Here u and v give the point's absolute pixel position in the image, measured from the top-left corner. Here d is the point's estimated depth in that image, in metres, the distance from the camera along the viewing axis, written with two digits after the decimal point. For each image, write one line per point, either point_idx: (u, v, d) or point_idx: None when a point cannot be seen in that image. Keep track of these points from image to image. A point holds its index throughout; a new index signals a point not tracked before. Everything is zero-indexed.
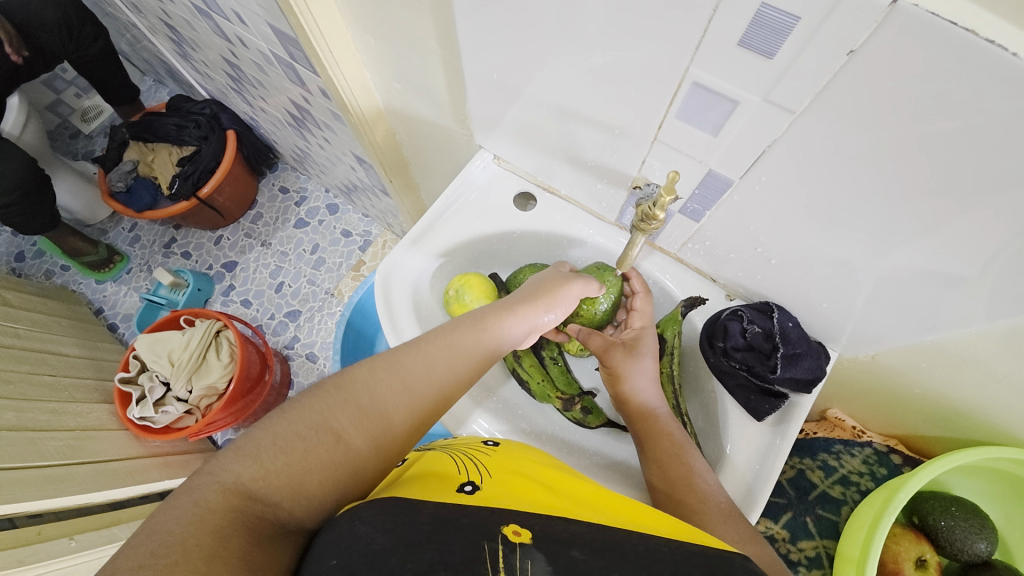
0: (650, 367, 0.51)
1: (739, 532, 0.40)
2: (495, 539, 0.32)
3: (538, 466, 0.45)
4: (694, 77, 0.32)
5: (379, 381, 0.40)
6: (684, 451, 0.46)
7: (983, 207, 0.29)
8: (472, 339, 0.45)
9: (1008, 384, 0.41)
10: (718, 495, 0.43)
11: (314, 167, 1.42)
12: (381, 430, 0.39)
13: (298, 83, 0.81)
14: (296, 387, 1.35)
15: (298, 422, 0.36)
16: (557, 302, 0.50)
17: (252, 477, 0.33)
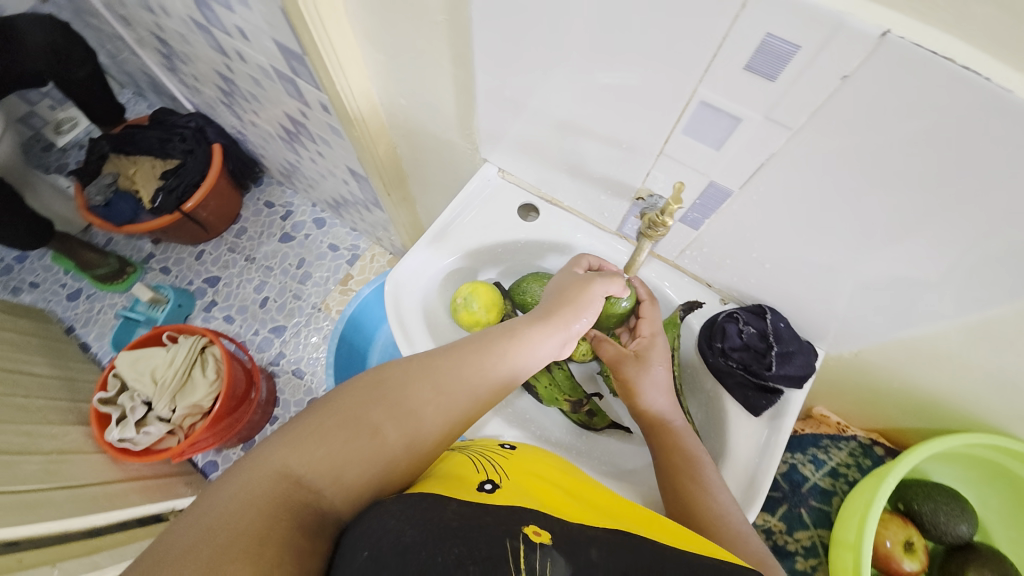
0: (665, 375, 0.52)
1: (751, 553, 0.42)
2: (518, 538, 0.33)
3: (554, 471, 0.46)
4: (701, 96, 0.35)
5: (414, 383, 0.43)
6: (699, 463, 0.47)
7: (957, 213, 0.33)
8: (502, 349, 0.47)
9: (977, 375, 0.45)
10: (730, 513, 0.44)
11: (302, 181, 1.42)
12: (414, 429, 0.41)
13: (296, 97, 0.82)
14: (281, 404, 1.32)
15: (339, 415, 0.39)
16: (587, 307, 0.51)
17: (296, 464, 0.36)
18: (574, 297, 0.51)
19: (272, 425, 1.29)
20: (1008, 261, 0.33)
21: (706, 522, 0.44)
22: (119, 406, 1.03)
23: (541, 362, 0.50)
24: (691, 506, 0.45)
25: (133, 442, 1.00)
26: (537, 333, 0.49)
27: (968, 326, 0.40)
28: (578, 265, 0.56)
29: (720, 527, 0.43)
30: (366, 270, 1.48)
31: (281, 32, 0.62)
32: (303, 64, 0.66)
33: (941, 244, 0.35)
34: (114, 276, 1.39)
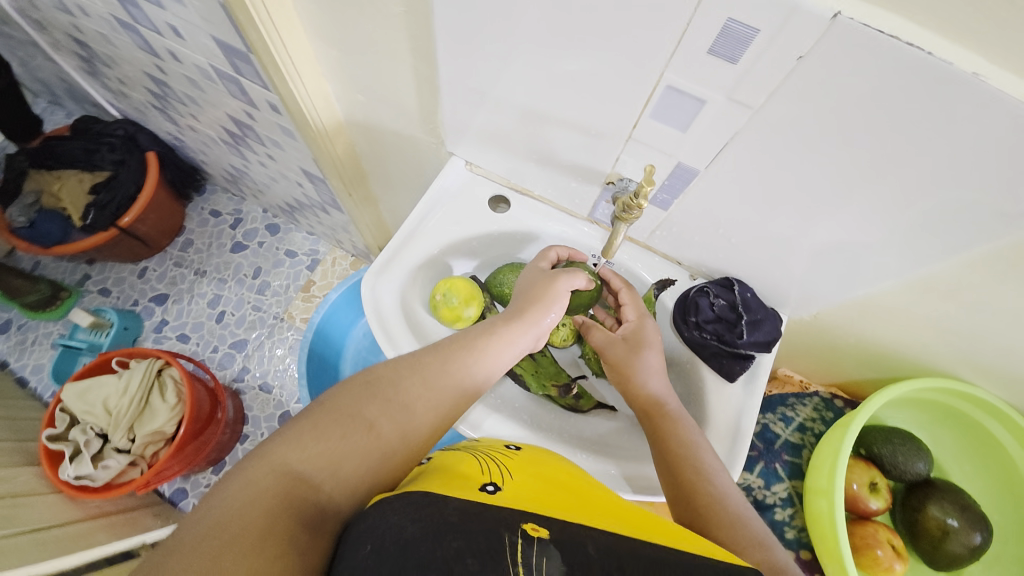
0: (656, 361, 0.53)
1: (749, 537, 0.42)
2: (514, 532, 0.34)
3: (558, 472, 0.47)
4: (668, 81, 0.36)
5: (404, 379, 0.46)
6: (696, 448, 0.47)
7: (902, 180, 0.35)
8: (484, 341, 0.50)
9: (923, 326, 0.49)
10: (728, 496, 0.44)
11: (251, 186, 1.35)
12: (406, 422, 0.44)
13: (241, 98, 0.78)
14: (251, 421, 1.26)
15: (335, 412, 0.42)
16: (554, 301, 0.53)
17: (297, 459, 0.38)
18: (540, 293, 0.53)
19: (242, 444, 1.24)
20: (948, 221, 0.37)
21: (704, 504, 0.44)
22: (72, 442, 0.96)
23: (519, 355, 0.53)
24: (690, 492, 0.45)
25: (92, 478, 0.93)
26: (513, 326, 0.52)
27: (914, 282, 0.44)
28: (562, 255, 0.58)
29: (717, 511, 0.43)
30: (329, 275, 1.43)
31: (223, 30, 0.58)
32: (250, 63, 0.62)
33: (888, 210, 0.38)
34: (46, 303, 1.27)
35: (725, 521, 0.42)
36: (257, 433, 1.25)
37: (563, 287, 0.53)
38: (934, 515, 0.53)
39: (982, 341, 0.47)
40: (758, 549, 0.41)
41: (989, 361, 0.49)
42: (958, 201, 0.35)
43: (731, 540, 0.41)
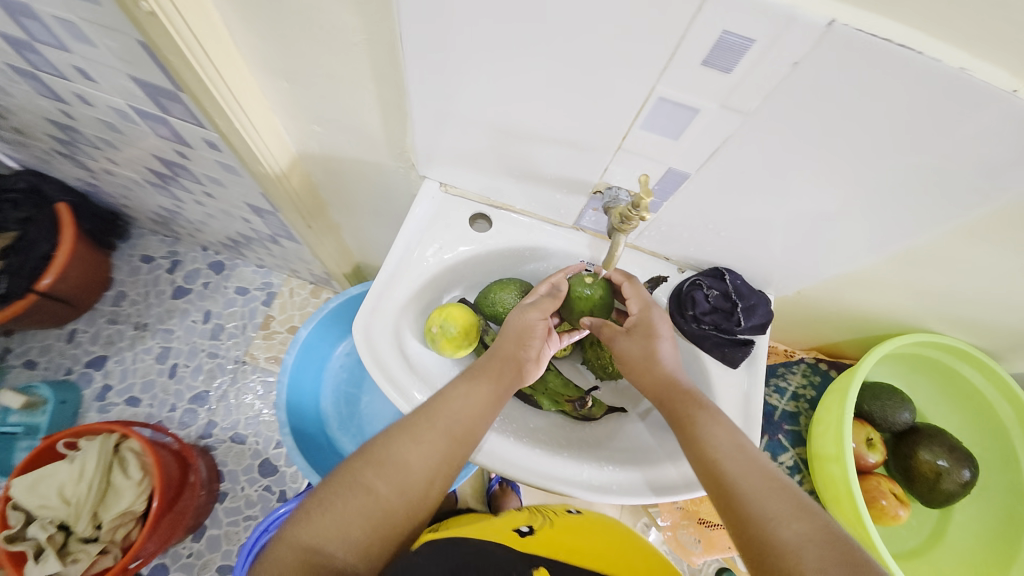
0: (671, 349, 0.51)
1: (790, 501, 0.38)
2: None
3: (609, 532, 0.53)
4: (660, 93, 0.36)
5: (394, 438, 0.47)
6: (709, 426, 0.44)
7: (887, 165, 0.37)
8: (465, 386, 0.51)
9: (898, 288, 0.53)
10: (755, 463, 0.41)
11: (185, 226, 1.24)
12: (401, 479, 0.45)
13: (171, 136, 0.70)
14: (228, 477, 1.17)
15: (336, 484, 0.45)
16: (528, 336, 0.54)
17: (311, 537, 0.41)
18: (513, 330, 0.54)
19: (222, 503, 1.15)
20: (927, 198, 0.39)
21: (730, 482, 0.40)
22: (32, 540, 0.85)
23: (509, 390, 0.53)
24: (712, 474, 0.41)
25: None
26: (492, 365, 0.53)
27: (893, 253, 0.47)
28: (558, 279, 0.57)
29: (742, 488, 0.39)
30: (288, 307, 1.33)
31: (145, 70, 0.52)
32: (181, 102, 0.56)
33: (873, 193, 0.40)
34: None
35: (753, 495, 0.39)
36: (236, 489, 1.16)
37: (534, 326, 0.54)
38: (926, 459, 0.58)
39: (951, 295, 0.51)
40: (793, 519, 0.37)
41: (957, 312, 0.54)
42: (938, 180, 0.37)
43: (765, 516, 0.37)
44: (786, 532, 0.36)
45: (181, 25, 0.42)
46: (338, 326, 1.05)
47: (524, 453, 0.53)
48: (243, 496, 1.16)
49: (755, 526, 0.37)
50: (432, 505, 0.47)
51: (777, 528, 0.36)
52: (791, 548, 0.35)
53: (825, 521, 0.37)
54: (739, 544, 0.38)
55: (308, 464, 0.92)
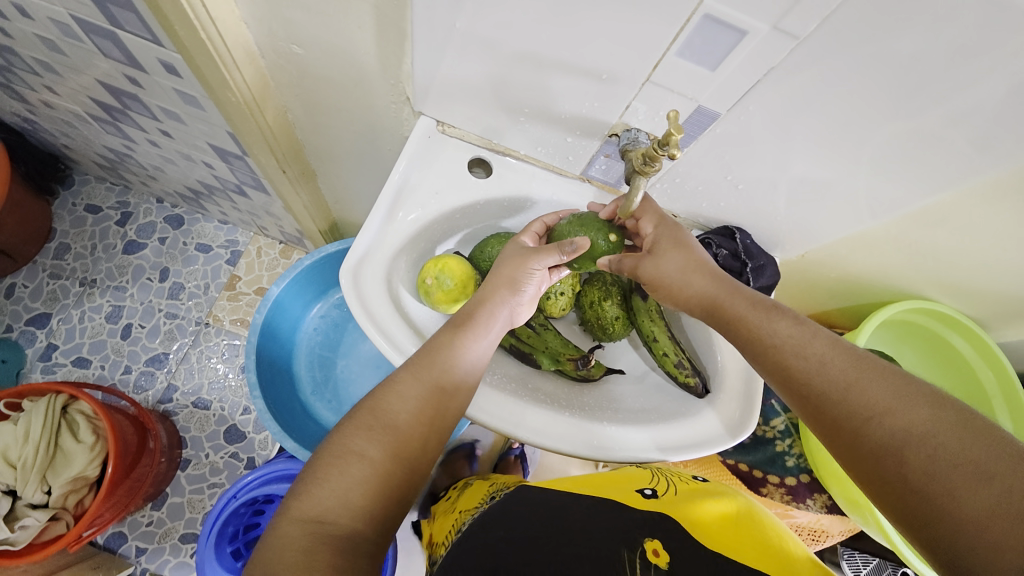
0: (681, 262, 0.48)
1: (888, 392, 0.36)
2: (635, 551, 0.39)
3: (740, 503, 0.48)
4: (707, 10, 0.33)
5: (382, 397, 0.44)
6: (771, 326, 0.43)
7: (929, 104, 0.36)
8: (450, 336, 0.47)
9: (906, 252, 0.52)
10: (829, 361, 0.39)
11: (136, 171, 1.11)
12: (396, 439, 0.42)
13: (119, 53, 0.62)
14: (191, 444, 1.10)
15: (327, 454, 0.41)
16: (520, 280, 0.50)
17: (316, 508, 0.38)
18: (509, 274, 0.50)
19: (184, 471, 1.08)
20: (958, 148, 0.39)
21: (801, 381, 0.39)
22: None
23: (499, 332, 0.50)
24: (786, 381, 0.41)
25: (10, 543, 0.76)
26: (484, 313, 0.49)
27: (910, 214, 0.47)
28: (546, 219, 0.56)
29: (821, 388, 0.38)
30: (255, 267, 1.24)
31: None
32: (133, 6, 0.49)
33: (912, 139, 0.39)
34: None
35: (835, 397, 0.37)
36: (200, 456, 1.10)
37: (530, 268, 0.49)
38: None
39: (955, 259, 0.51)
40: (886, 414, 0.35)
41: (955, 278, 0.54)
42: (974, 127, 0.37)
43: (854, 419, 0.36)
44: (878, 431, 0.35)
45: None
46: (313, 286, 0.99)
47: (523, 411, 0.52)
48: (207, 464, 1.09)
49: (841, 430, 0.37)
50: (429, 464, 0.44)
51: (869, 427, 0.35)
52: (887, 446, 0.34)
53: (934, 404, 0.34)
54: (829, 442, 0.38)
55: (283, 429, 0.87)
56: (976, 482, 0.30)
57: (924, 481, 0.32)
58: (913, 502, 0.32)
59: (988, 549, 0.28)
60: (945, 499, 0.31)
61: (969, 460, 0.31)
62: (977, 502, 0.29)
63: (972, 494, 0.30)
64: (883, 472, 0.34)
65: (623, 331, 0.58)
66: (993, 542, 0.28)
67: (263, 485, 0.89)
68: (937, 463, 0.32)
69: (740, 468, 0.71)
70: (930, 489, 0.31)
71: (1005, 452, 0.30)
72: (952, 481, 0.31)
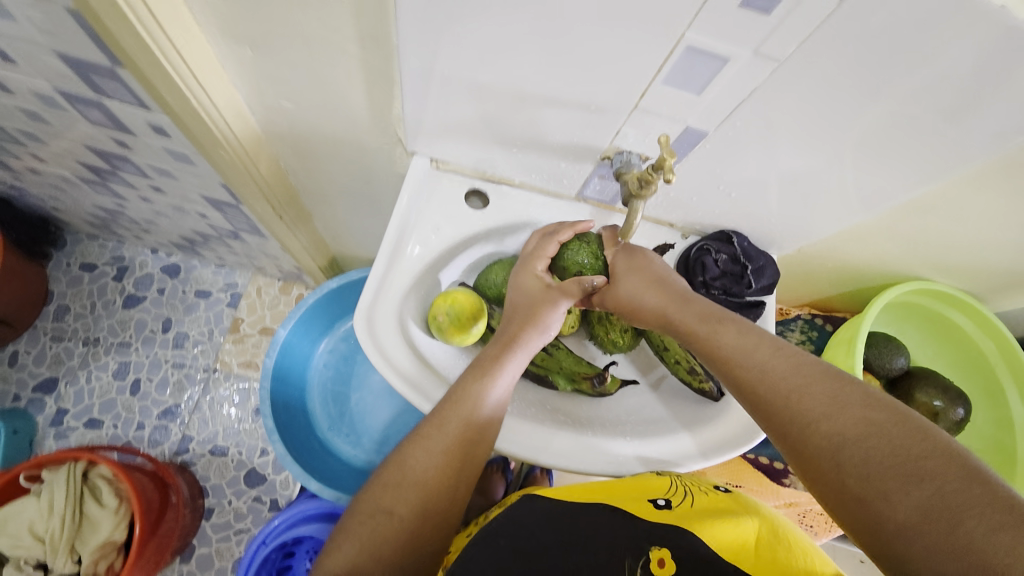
0: (638, 282, 0.50)
1: (825, 400, 0.37)
2: (638, 559, 0.40)
3: (766, 516, 0.46)
4: (689, 41, 0.34)
5: (406, 453, 0.45)
6: (718, 335, 0.44)
7: (905, 104, 0.38)
8: (473, 383, 0.47)
9: (899, 239, 0.54)
10: (772, 368, 0.40)
11: (129, 226, 1.12)
12: (423, 493, 0.44)
13: (106, 120, 0.62)
14: (213, 492, 1.10)
15: (359, 510, 0.44)
16: (544, 323, 0.50)
17: (349, 562, 0.41)
18: (531, 318, 0.50)
19: (209, 520, 1.08)
20: (938, 143, 0.40)
21: (750, 389, 0.40)
22: None
23: (519, 369, 0.50)
24: (737, 389, 0.42)
25: None
26: (509, 363, 0.49)
27: (901, 204, 0.48)
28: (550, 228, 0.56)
29: (767, 396, 0.39)
30: (257, 308, 1.24)
31: (76, 40, 0.45)
32: (122, 79, 0.50)
33: (892, 135, 0.41)
34: None
35: (779, 405, 0.38)
36: (223, 504, 1.09)
37: (547, 305, 0.51)
38: (922, 400, 0.62)
39: (946, 242, 0.53)
40: (824, 420, 0.36)
41: (949, 258, 0.56)
42: (949, 122, 0.38)
43: (797, 427, 0.37)
44: (816, 437, 0.36)
45: None
46: (319, 323, 1.00)
47: (545, 435, 0.53)
48: (231, 511, 1.09)
49: (787, 436, 0.38)
50: (460, 504, 0.46)
51: (808, 432, 0.36)
52: (825, 452, 0.35)
53: (868, 406, 0.35)
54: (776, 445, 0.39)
55: (305, 471, 0.88)
56: (907, 486, 0.31)
57: (860, 487, 0.33)
58: (849, 507, 0.34)
59: (925, 551, 0.29)
60: (883, 503, 0.32)
61: (901, 464, 0.32)
62: (910, 505, 0.31)
63: (903, 497, 0.31)
64: (826, 477, 0.35)
65: (632, 342, 0.59)
66: (927, 545, 0.29)
67: (290, 528, 0.90)
68: (872, 471, 0.33)
69: (762, 461, 0.72)
70: (868, 494, 0.33)
71: (935, 453, 0.31)
72: (887, 485, 0.32)
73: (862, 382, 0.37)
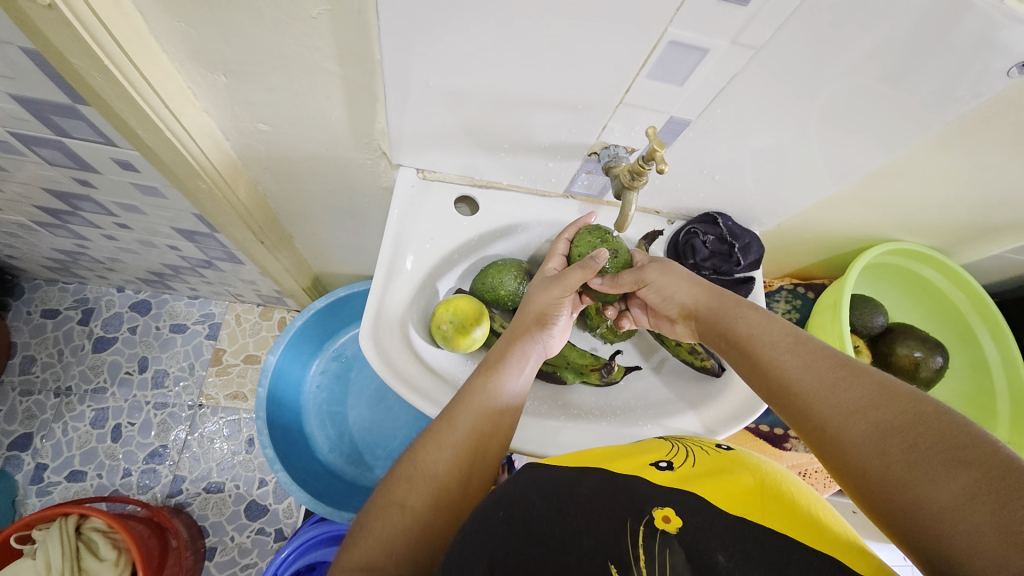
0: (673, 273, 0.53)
1: (868, 392, 0.37)
2: (641, 519, 0.38)
3: (769, 470, 0.45)
4: (671, 36, 0.36)
5: (420, 448, 0.45)
6: (759, 330, 0.46)
7: (871, 77, 0.40)
8: (484, 379, 0.49)
9: (870, 205, 0.57)
10: (814, 364, 0.41)
11: (91, 266, 1.06)
12: (436, 490, 0.43)
13: (64, 158, 0.59)
14: (214, 530, 1.06)
15: (373, 505, 0.43)
16: (554, 319, 0.53)
17: (363, 558, 0.39)
18: (533, 309, 0.53)
19: (212, 560, 1.04)
20: (902, 112, 0.43)
21: (791, 386, 0.41)
22: None
23: (530, 371, 0.52)
24: (777, 389, 0.42)
25: None
26: (516, 355, 0.51)
27: (871, 172, 0.51)
28: (552, 240, 0.59)
29: (810, 391, 0.40)
30: (239, 336, 1.20)
31: (33, 78, 0.43)
32: (83, 115, 0.47)
33: (860, 108, 0.43)
34: None
35: (822, 397, 0.39)
36: (226, 541, 1.06)
37: (557, 300, 0.52)
38: (903, 352, 0.66)
39: (911, 203, 0.56)
40: (866, 411, 0.36)
41: (915, 218, 0.60)
42: (909, 93, 0.41)
43: (835, 416, 0.37)
44: (858, 427, 0.36)
45: (88, 15, 0.34)
46: (309, 344, 0.98)
47: (561, 432, 0.54)
48: (235, 547, 1.06)
49: (826, 429, 0.38)
50: (472, 505, 0.45)
51: (849, 424, 0.36)
52: (868, 442, 0.35)
53: (910, 399, 0.35)
54: (816, 444, 0.39)
55: (313, 496, 0.86)
56: (951, 470, 0.30)
57: (905, 474, 0.32)
58: (891, 496, 0.33)
59: (965, 539, 0.28)
60: (923, 488, 0.31)
61: (947, 449, 0.31)
62: (953, 491, 0.30)
63: (949, 482, 0.30)
64: (862, 463, 0.35)
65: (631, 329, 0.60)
66: (967, 532, 0.28)
67: (301, 557, 0.88)
68: (915, 457, 0.32)
69: (762, 429, 0.75)
70: (913, 479, 0.32)
71: (985, 443, 0.31)
72: (929, 470, 0.31)
73: (897, 380, 0.37)
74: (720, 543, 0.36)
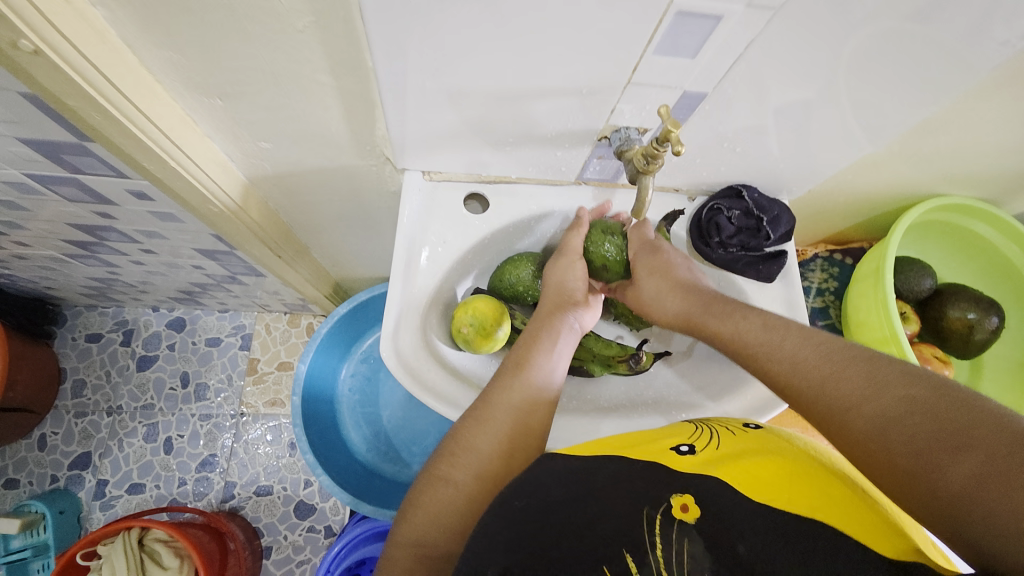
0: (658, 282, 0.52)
1: (864, 381, 0.36)
2: (658, 507, 0.36)
3: (799, 450, 0.43)
4: (679, 7, 0.33)
5: (462, 427, 0.45)
6: (746, 333, 0.46)
7: (906, 23, 0.36)
8: (518, 360, 0.49)
9: (910, 161, 0.53)
10: (806, 359, 0.41)
11: (124, 290, 1.10)
12: (481, 465, 0.43)
13: (82, 193, 0.60)
14: (268, 531, 1.11)
15: (422, 480, 0.43)
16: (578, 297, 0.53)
17: (418, 534, 0.40)
18: (550, 294, 0.53)
19: (270, 558, 1.10)
20: (944, 56, 0.39)
21: (788, 382, 0.41)
22: None
23: (570, 348, 0.51)
24: (778, 386, 0.42)
25: None
26: (546, 336, 0.51)
27: (911, 128, 0.47)
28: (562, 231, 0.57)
29: (806, 386, 0.39)
30: (270, 345, 1.23)
31: (37, 121, 0.43)
32: (91, 151, 0.47)
33: (896, 58, 0.39)
34: None
35: (818, 391, 0.38)
36: (280, 540, 1.11)
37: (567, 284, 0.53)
38: (955, 316, 0.62)
39: (957, 155, 0.52)
40: (865, 401, 0.35)
41: (962, 170, 0.55)
42: (951, 36, 0.37)
43: (836, 407, 0.37)
44: (858, 420, 0.35)
45: (74, 56, 0.34)
46: (338, 348, 0.99)
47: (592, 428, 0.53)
48: (289, 545, 1.11)
49: (830, 421, 0.37)
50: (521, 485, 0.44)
51: (850, 416, 0.36)
52: (872, 431, 0.34)
53: (908, 382, 0.34)
54: (825, 436, 0.38)
55: (355, 497, 0.89)
56: (955, 453, 0.30)
57: (912, 461, 0.32)
58: (903, 484, 0.32)
59: (982, 525, 0.27)
60: (932, 474, 0.30)
61: (949, 433, 0.31)
62: (961, 471, 0.29)
63: (955, 464, 0.29)
64: (872, 450, 0.34)
65: None
66: (981, 515, 0.28)
67: (351, 553, 0.91)
68: (917, 445, 0.32)
69: None
70: (921, 467, 0.31)
71: (991, 420, 0.29)
72: (936, 452, 0.31)
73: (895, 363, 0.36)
74: (740, 531, 0.35)
